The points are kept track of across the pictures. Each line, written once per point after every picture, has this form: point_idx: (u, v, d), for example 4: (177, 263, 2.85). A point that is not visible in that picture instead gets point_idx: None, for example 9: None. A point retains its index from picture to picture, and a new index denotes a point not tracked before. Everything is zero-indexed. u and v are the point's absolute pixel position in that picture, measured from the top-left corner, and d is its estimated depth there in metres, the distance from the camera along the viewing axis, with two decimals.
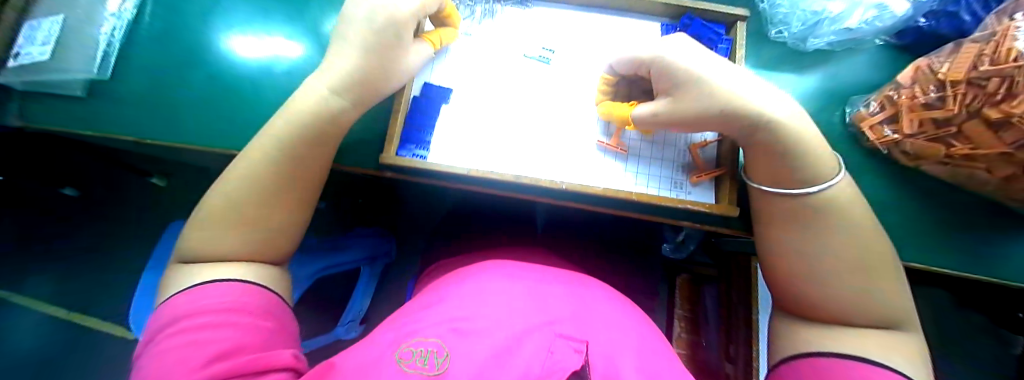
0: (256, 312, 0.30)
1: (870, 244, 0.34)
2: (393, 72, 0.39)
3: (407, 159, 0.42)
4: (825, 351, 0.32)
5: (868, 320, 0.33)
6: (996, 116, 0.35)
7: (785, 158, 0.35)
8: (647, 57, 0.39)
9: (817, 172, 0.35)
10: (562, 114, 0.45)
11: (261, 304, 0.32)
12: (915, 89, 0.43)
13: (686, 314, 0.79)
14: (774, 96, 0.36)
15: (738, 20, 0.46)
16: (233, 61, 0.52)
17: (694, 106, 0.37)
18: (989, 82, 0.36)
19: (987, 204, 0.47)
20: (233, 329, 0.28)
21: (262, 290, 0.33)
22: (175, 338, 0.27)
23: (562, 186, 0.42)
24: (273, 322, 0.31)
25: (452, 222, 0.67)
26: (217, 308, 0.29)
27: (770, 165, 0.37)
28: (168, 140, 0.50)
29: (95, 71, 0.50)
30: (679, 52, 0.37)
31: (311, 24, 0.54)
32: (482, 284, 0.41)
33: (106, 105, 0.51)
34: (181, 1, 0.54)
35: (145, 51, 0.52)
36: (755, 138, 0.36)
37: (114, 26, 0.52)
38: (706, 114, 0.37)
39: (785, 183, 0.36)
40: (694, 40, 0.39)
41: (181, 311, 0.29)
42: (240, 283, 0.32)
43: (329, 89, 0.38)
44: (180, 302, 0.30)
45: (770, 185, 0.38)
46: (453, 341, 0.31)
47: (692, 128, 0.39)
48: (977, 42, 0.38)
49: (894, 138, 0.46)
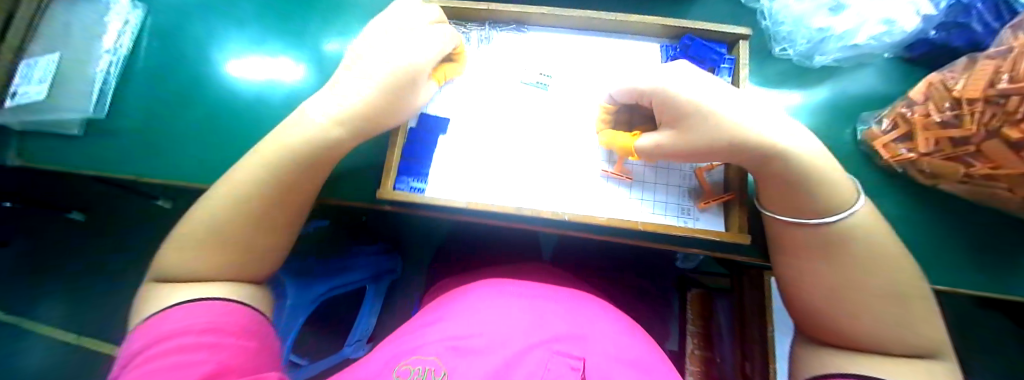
0: (236, 332, 0.33)
1: (889, 265, 0.34)
2: (406, 108, 0.42)
3: (402, 193, 0.44)
4: (844, 373, 0.32)
5: (899, 346, 0.32)
6: (1016, 136, 0.34)
7: (800, 186, 0.34)
8: (647, 89, 0.39)
9: (835, 200, 0.34)
10: (562, 136, 0.46)
11: (241, 325, 0.34)
12: (929, 107, 0.42)
13: (697, 330, 0.74)
14: (785, 126, 0.35)
15: (739, 39, 0.46)
16: (232, 87, 0.58)
17: (702, 136, 0.36)
18: (1009, 100, 0.34)
19: (1015, 221, 0.46)
20: (213, 350, 0.30)
21: (240, 310, 0.35)
22: (156, 361, 0.30)
23: (566, 217, 0.43)
24: (253, 342, 0.34)
25: (457, 245, 0.70)
26: (197, 330, 0.32)
27: (782, 191, 0.36)
28: (164, 166, 0.55)
29: (91, 110, 0.55)
30: (681, 81, 0.37)
31: (308, 49, 0.60)
32: (483, 295, 0.43)
33: (106, 138, 0.56)
34: (178, 37, 0.60)
35: (141, 87, 0.58)
36: (766, 168, 0.35)
37: (109, 64, 0.58)
38: (716, 145, 0.36)
39: (805, 212, 0.35)
40: (694, 66, 0.39)
41: (160, 335, 0.31)
42: (219, 302, 0.35)
43: (329, 119, 0.39)
44: (157, 326, 0.32)
45: (790, 214, 0.37)
46: (451, 360, 0.33)
47: (701, 157, 0.38)
48: (994, 58, 0.36)
49: (909, 156, 0.45)
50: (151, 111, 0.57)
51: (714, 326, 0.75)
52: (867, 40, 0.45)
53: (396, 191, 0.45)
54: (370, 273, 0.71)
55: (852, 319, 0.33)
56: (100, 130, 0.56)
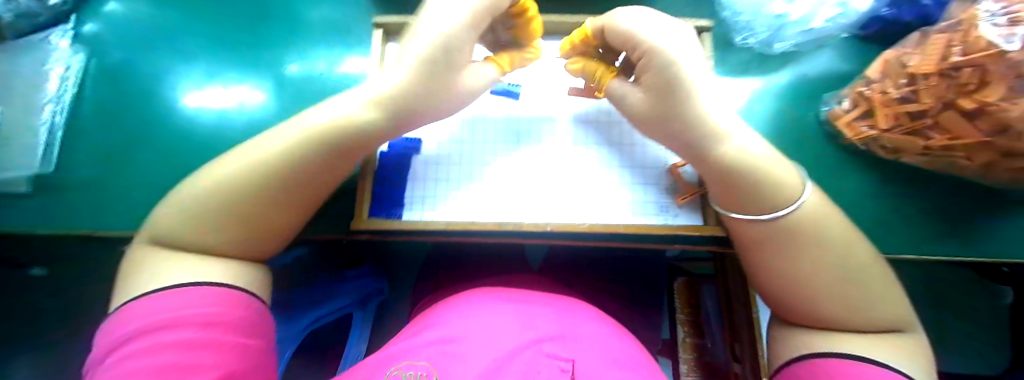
0: (233, 327, 0.30)
1: (849, 249, 0.36)
2: (442, 94, 0.39)
3: (378, 222, 0.46)
4: (806, 354, 0.34)
5: (857, 325, 0.34)
6: (970, 106, 0.35)
7: (747, 184, 0.36)
8: (642, 41, 0.37)
9: (775, 196, 0.36)
10: (536, 148, 0.48)
11: (239, 317, 0.31)
12: (887, 84, 0.43)
13: (687, 317, 0.74)
14: (740, 128, 0.38)
15: (703, 31, 0.46)
16: (190, 119, 0.57)
17: (667, 112, 0.38)
18: (960, 73, 0.35)
19: (968, 188, 0.49)
20: (208, 350, 0.27)
21: (241, 301, 0.32)
22: (133, 360, 0.26)
23: (547, 227, 0.45)
24: (251, 340, 0.31)
25: (444, 258, 0.69)
26: (191, 321, 0.28)
27: (725, 187, 0.38)
28: (124, 212, 0.53)
29: (38, 166, 0.54)
30: (676, 44, 0.36)
31: (269, 71, 0.58)
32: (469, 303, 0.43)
33: (57, 190, 0.54)
34: (126, 75, 0.58)
35: (90, 131, 0.56)
36: (707, 165, 0.38)
37: (54, 111, 0.55)
38: (670, 129, 0.39)
39: (741, 209, 0.38)
40: (693, 29, 0.38)
41: (141, 324, 0.28)
42: (221, 289, 0.31)
43: (306, 141, 0.35)
44: (141, 310, 0.29)
45: (736, 210, 0.39)
46: (442, 363, 0.31)
47: (654, 128, 0.41)
48: (944, 32, 0.37)
49: (871, 134, 0.46)
50: (100, 156, 0.55)
51: (702, 312, 0.75)
52: (822, 24, 0.48)
53: (372, 219, 0.47)
54: (355, 299, 0.73)
55: (830, 299, 0.35)
56: (45, 183, 0.54)
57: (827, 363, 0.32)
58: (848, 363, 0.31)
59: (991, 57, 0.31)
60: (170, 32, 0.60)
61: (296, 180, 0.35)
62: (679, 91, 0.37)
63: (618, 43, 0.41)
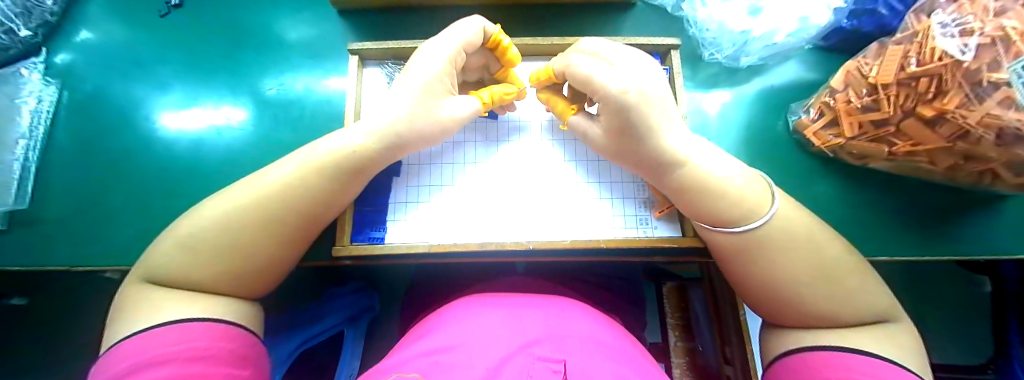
0: (229, 360, 0.31)
1: (824, 255, 0.37)
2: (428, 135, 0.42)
3: (361, 245, 0.46)
4: (784, 352, 0.37)
5: (840, 324, 0.35)
6: (930, 114, 0.36)
7: (714, 200, 0.38)
8: (594, 85, 0.38)
9: (745, 213, 0.37)
10: (519, 164, 0.48)
11: (234, 350, 0.33)
12: (849, 94, 0.44)
13: (677, 321, 0.75)
14: (705, 154, 0.40)
15: (672, 49, 0.49)
16: (169, 144, 0.56)
17: (632, 143, 0.39)
18: (919, 82, 0.36)
19: (939, 187, 0.50)
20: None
21: (234, 333, 0.34)
22: None
23: (530, 245, 0.45)
24: (245, 370, 0.32)
25: (434, 274, 0.69)
26: (186, 356, 0.30)
27: (696, 204, 0.40)
28: (110, 243, 0.53)
29: (13, 201, 0.53)
30: (625, 82, 0.36)
31: (248, 91, 0.58)
32: (460, 312, 0.43)
33: (32, 227, 0.53)
34: (102, 104, 0.58)
35: (67, 163, 0.56)
36: (673, 187, 0.40)
37: (27, 147, 0.55)
38: (640, 155, 0.40)
39: (717, 222, 0.39)
40: (647, 62, 0.39)
41: (138, 360, 0.29)
42: (216, 324, 0.33)
43: (300, 170, 0.39)
44: (133, 349, 0.30)
45: (706, 223, 0.40)
46: (430, 372, 0.31)
47: (621, 158, 0.41)
48: (901, 43, 0.39)
49: (838, 141, 0.48)
50: (79, 188, 0.55)
51: (692, 316, 0.76)
52: (785, 37, 0.50)
53: (353, 244, 0.47)
54: (345, 316, 0.72)
55: (811, 306, 0.36)
56: (23, 221, 0.53)
57: (802, 358, 0.34)
58: (836, 354, 0.33)
59: (947, 67, 0.33)
60: (145, 60, 0.59)
61: (282, 207, 0.38)
62: (636, 127, 0.37)
63: (577, 85, 0.40)
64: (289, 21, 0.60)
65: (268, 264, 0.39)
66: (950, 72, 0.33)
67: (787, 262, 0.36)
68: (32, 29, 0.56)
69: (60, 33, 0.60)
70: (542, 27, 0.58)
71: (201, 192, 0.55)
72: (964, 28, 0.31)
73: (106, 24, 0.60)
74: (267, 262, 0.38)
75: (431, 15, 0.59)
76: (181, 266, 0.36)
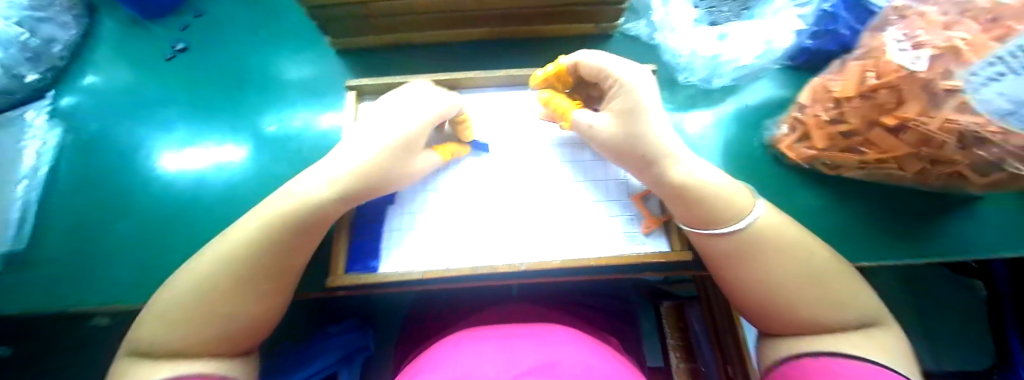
0: None
1: (809, 260, 0.38)
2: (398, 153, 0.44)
3: (356, 275, 0.46)
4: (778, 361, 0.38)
5: (833, 329, 0.36)
6: (892, 123, 0.39)
7: (709, 202, 0.39)
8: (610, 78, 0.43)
9: (735, 213, 0.39)
10: (512, 187, 0.50)
11: None
12: (817, 108, 0.47)
13: (678, 342, 0.73)
14: (698, 160, 0.42)
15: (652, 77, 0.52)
16: (169, 181, 0.58)
17: (630, 133, 0.42)
18: (878, 94, 0.39)
19: (916, 191, 0.52)
20: None
21: None
22: None
23: (522, 267, 0.46)
24: None
25: (431, 304, 0.69)
26: None
27: (691, 207, 0.40)
28: (104, 280, 0.53)
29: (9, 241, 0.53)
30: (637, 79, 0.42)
31: (249, 128, 0.60)
32: (457, 346, 0.42)
33: (27, 266, 0.53)
34: (105, 144, 0.60)
35: (65, 202, 0.56)
36: (666, 185, 0.41)
37: (27, 187, 0.56)
38: (631, 148, 0.42)
39: (714, 223, 0.39)
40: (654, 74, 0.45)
41: None
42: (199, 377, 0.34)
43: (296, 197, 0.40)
44: None
45: (704, 227, 0.40)
46: None
47: (617, 154, 0.44)
48: (859, 60, 0.42)
49: (811, 153, 0.51)
50: (74, 218, 0.56)
51: (691, 336, 0.74)
52: (753, 59, 0.55)
53: (350, 274, 0.47)
54: (340, 356, 0.71)
55: (803, 313, 0.36)
56: (19, 261, 0.53)
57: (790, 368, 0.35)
58: (846, 364, 0.33)
59: (902, 78, 0.36)
60: (150, 100, 0.62)
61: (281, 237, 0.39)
62: (641, 115, 0.42)
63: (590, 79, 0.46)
64: (287, 60, 0.63)
65: (265, 296, 0.39)
66: (904, 83, 0.36)
67: (770, 267, 0.37)
68: (40, 73, 0.59)
69: (65, 76, 0.62)
70: (529, 58, 0.62)
71: (201, 226, 0.56)
72: (912, 43, 0.34)
73: (112, 65, 0.63)
74: (262, 292, 0.38)
75: (423, 51, 0.63)
76: (180, 296, 0.36)
